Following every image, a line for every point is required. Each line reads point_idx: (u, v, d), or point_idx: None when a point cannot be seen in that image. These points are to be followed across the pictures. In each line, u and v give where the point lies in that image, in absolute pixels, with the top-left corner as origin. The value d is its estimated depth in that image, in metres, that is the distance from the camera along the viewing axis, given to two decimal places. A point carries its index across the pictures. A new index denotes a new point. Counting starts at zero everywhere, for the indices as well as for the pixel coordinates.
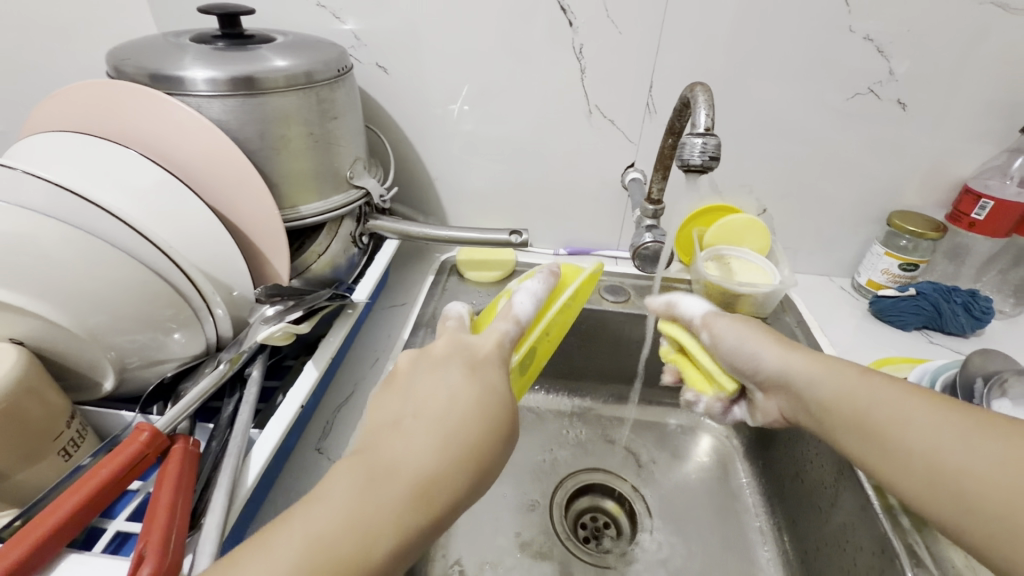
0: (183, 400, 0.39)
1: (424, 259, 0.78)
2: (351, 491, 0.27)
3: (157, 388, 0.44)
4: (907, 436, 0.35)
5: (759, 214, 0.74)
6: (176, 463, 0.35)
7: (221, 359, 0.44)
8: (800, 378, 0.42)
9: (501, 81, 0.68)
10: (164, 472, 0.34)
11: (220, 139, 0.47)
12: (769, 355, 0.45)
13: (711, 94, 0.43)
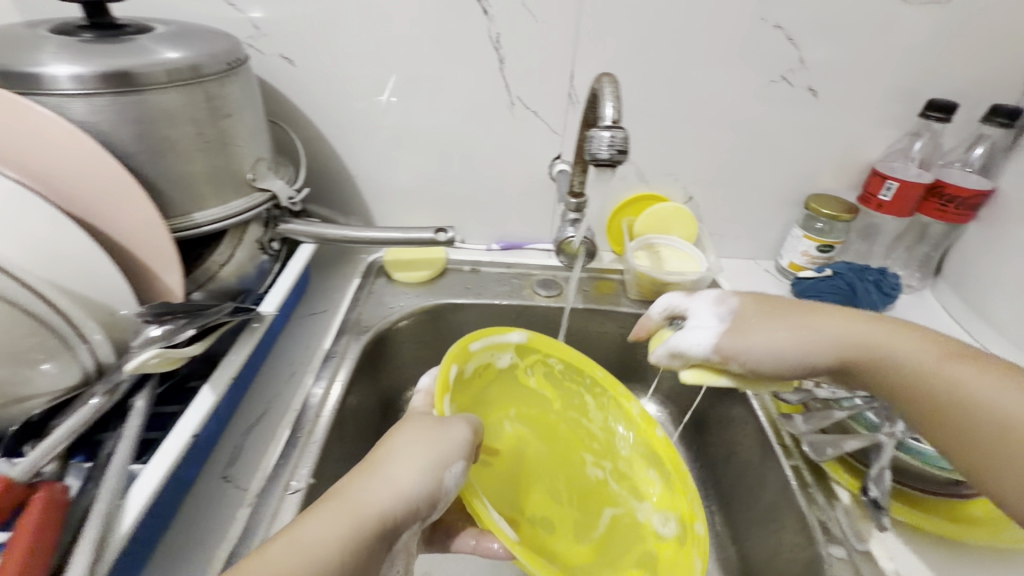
0: (47, 441, 0.35)
1: (349, 262, 0.74)
2: (328, 525, 0.34)
3: (24, 427, 0.40)
4: (945, 391, 0.37)
5: (686, 201, 0.75)
6: (34, 515, 0.31)
7: (96, 393, 0.39)
8: (849, 344, 0.42)
9: (417, 72, 0.65)
10: (19, 527, 0.30)
11: (83, 140, 0.41)
12: (806, 337, 0.42)
13: (617, 85, 0.42)
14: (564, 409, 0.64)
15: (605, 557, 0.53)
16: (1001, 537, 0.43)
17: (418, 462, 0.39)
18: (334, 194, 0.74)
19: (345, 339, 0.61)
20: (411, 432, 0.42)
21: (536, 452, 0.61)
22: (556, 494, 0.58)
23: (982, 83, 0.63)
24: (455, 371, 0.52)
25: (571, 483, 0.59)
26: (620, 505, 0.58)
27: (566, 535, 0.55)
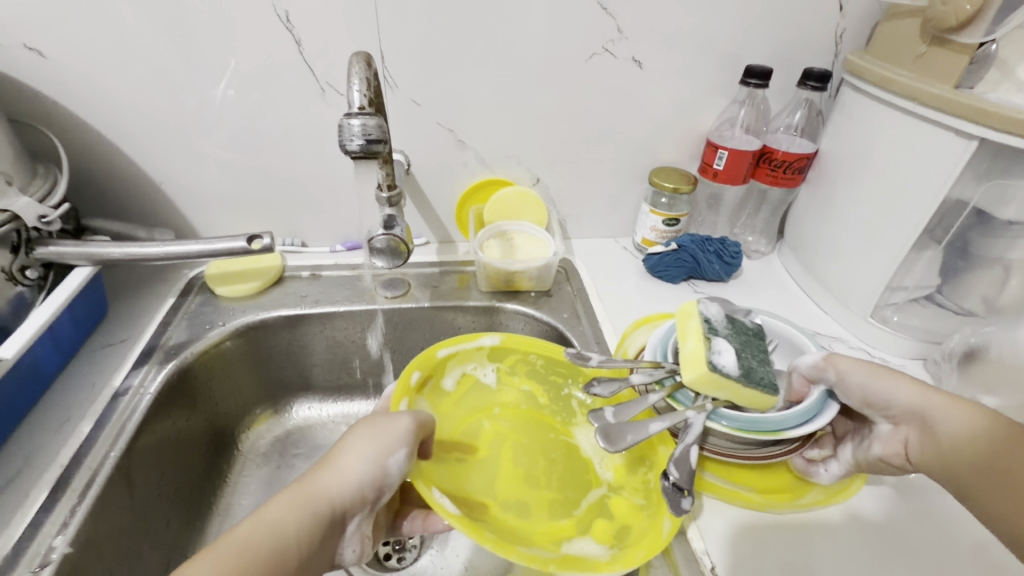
0: None
1: (165, 278, 0.65)
2: (279, 514, 0.35)
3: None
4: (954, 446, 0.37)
5: (534, 183, 0.72)
6: None
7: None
8: (888, 400, 0.41)
9: (205, 57, 0.57)
10: None
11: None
12: (904, 389, 0.41)
13: (366, 64, 0.37)
14: (555, 403, 0.56)
15: (589, 524, 0.46)
16: (801, 503, 0.44)
17: (361, 452, 0.39)
18: (142, 203, 0.65)
19: (145, 367, 0.53)
20: (360, 428, 0.41)
21: (519, 442, 0.53)
22: (543, 474, 0.51)
23: (796, 46, 0.64)
24: (417, 378, 0.51)
25: (549, 465, 0.52)
26: (612, 483, 0.49)
27: (542, 512, 0.47)
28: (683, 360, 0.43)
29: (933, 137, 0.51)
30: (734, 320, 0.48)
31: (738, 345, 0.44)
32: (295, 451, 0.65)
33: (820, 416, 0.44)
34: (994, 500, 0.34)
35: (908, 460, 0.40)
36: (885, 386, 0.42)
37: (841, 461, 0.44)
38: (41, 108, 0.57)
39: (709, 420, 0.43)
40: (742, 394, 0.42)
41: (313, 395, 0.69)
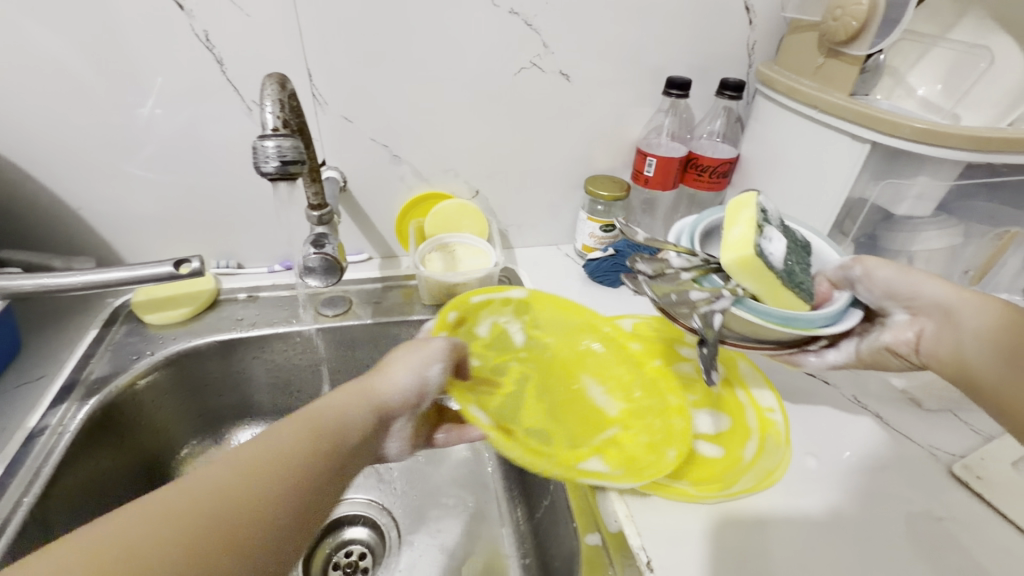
0: None
1: (88, 308, 0.62)
2: (334, 410, 0.37)
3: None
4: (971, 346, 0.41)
5: (473, 195, 0.73)
6: None
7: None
8: (915, 299, 0.44)
9: (120, 77, 0.55)
10: None
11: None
12: (934, 287, 0.44)
13: (280, 86, 0.37)
14: (571, 351, 0.60)
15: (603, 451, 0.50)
16: (730, 492, 0.46)
17: (404, 363, 0.42)
18: (58, 231, 0.62)
19: (65, 405, 0.51)
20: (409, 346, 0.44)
21: (541, 386, 0.57)
22: (564, 411, 0.54)
23: (713, 58, 0.67)
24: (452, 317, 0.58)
25: (568, 404, 0.55)
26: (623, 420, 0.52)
27: (563, 440, 0.51)
28: (731, 243, 0.42)
29: (833, 141, 0.55)
30: (785, 226, 0.48)
31: (787, 246, 0.44)
32: None
33: (839, 321, 0.45)
34: (1006, 384, 0.38)
35: (915, 347, 0.45)
36: (912, 286, 0.45)
37: (840, 350, 0.48)
38: None
39: (735, 305, 0.43)
40: (775, 290, 0.42)
41: (256, 420, 0.66)
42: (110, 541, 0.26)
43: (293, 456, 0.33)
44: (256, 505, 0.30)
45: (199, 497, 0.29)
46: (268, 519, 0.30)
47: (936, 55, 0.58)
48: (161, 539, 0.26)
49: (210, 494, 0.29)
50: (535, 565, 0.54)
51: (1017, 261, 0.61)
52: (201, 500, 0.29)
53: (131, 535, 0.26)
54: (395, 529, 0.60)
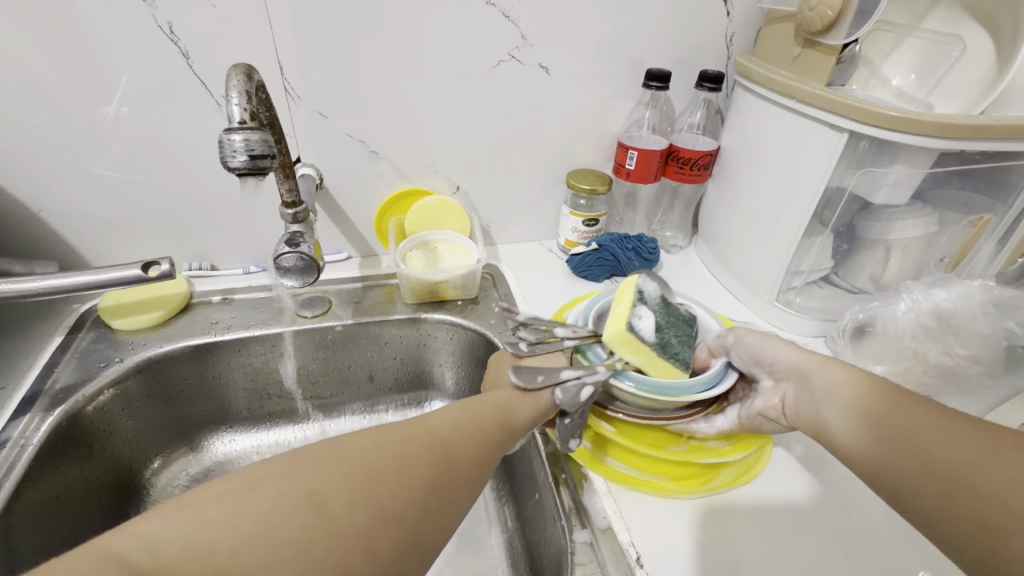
0: None
1: (53, 315, 0.59)
2: (481, 407, 0.40)
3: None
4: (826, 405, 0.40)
5: (454, 192, 0.72)
6: None
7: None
8: (775, 363, 0.45)
9: (81, 72, 0.52)
10: None
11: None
12: (787, 351, 0.45)
13: (246, 77, 0.35)
14: None
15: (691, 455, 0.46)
16: (710, 486, 0.45)
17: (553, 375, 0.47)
18: (18, 235, 0.59)
19: (27, 416, 0.49)
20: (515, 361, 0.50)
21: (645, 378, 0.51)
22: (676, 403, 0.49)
23: (691, 50, 0.67)
24: None
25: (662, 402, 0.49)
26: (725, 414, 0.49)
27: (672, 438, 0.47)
28: (608, 321, 0.47)
29: (811, 132, 0.56)
30: (668, 306, 0.52)
31: (662, 322, 0.49)
32: None
33: (717, 383, 0.47)
34: (864, 445, 0.37)
35: (783, 413, 0.44)
36: (772, 351, 0.45)
37: (727, 418, 0.47)
38: None
39: (615, 376, 0.46)
40: (652, 361, 0.46)
41: (236, 426, 0.64)
42: (243, 493, 0.29)
43: (478, 419, 0.39)
44: (450, 454, 0.35)
45: (324, 460, 0.31)
46: (456, 465, 0.35)
47: (910, 45, 0.59)
48: (288, 493, 0.29)
49: (418, 439, 0.35)
50: (523, 564, 0.53)
51: (991, 247, 0.62)
52: (320, 464, 0.31)
53: (259, 487, 0.29)
54: None
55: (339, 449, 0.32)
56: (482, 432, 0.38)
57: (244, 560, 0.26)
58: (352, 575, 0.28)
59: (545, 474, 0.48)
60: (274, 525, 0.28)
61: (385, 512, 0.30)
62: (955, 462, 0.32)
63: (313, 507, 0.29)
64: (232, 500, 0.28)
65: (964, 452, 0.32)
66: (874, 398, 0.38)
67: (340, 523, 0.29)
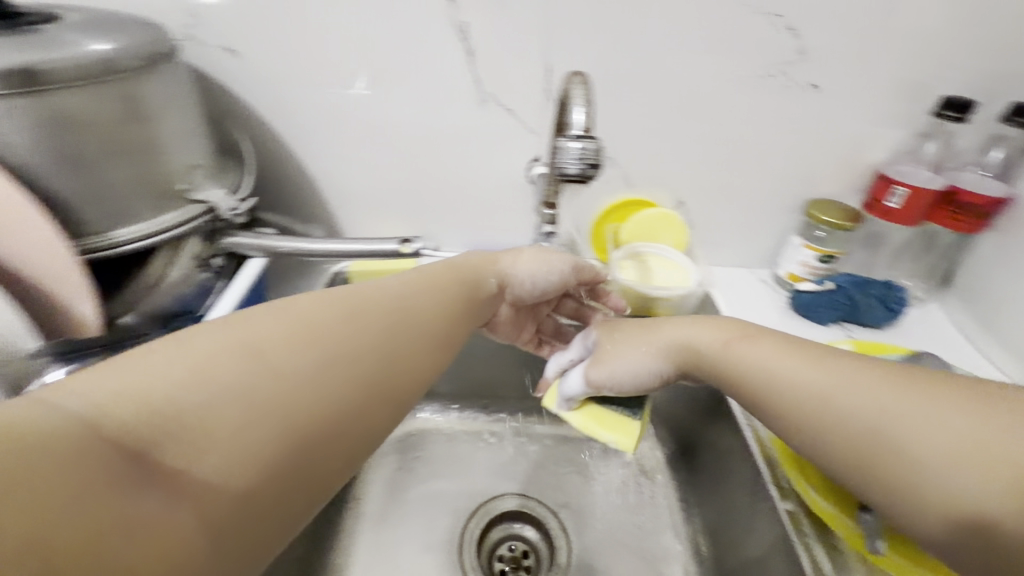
0: None
1: (310, 274, 0.67)
2: (338, 308, 0.34)
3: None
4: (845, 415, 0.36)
5: (676, 207, 0.69)
6: None
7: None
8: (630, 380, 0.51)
9: (383, 65, 0.58)
10: None
11: (16, 199, 0.38)
12: (638, 362, 0.50)
13: (588, 86, 0.36)
14: None
15: None
16: None
17: (524, 264, 0.52)
18: (295, 201, 0.68)
19: None
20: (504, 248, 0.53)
21: None
22: None
23: (1003, 77, 0.57)
24: None
25: None
26: None
27: None
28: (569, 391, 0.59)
29: None
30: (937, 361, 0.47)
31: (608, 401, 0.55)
32: (414, 454, 0.67)
33: None
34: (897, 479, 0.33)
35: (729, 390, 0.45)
36: (624, 367, 0.51)
37: None
38: (222, 105, 0.60)
39: None
40: (602, 418, 0.55)
41: (451, 404, 0.72)
42: (196, 363, 0.26)
43: (393, 316, 0.37)
44: (420, 334, 0.38)
45: (318, 330, 0.32)
46: (436, 343, 0.39)
47: None
48: (247, 371, 0.27)
49: (329, 335, 0.32)
50: None
51: None
52: (318, 331, 0.32)
53: (218, 360, 0.27)
54: (564, 538, 0.60)
55: (338, 314, 0.34)
56: (373, 330, 0.35)
57: (215, 429, 0.25)
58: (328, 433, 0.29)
59: (776, 525, 0.45)
60: (252, 395, 0.27)
61: (372, 379, 0.33)
62: (971, 489, 0.30)
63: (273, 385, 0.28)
64: (216, 356, 0.27)
65: (950, 456, 0.31)
66: (859, 403, 0.36)
67: (333, 381, 0.31)
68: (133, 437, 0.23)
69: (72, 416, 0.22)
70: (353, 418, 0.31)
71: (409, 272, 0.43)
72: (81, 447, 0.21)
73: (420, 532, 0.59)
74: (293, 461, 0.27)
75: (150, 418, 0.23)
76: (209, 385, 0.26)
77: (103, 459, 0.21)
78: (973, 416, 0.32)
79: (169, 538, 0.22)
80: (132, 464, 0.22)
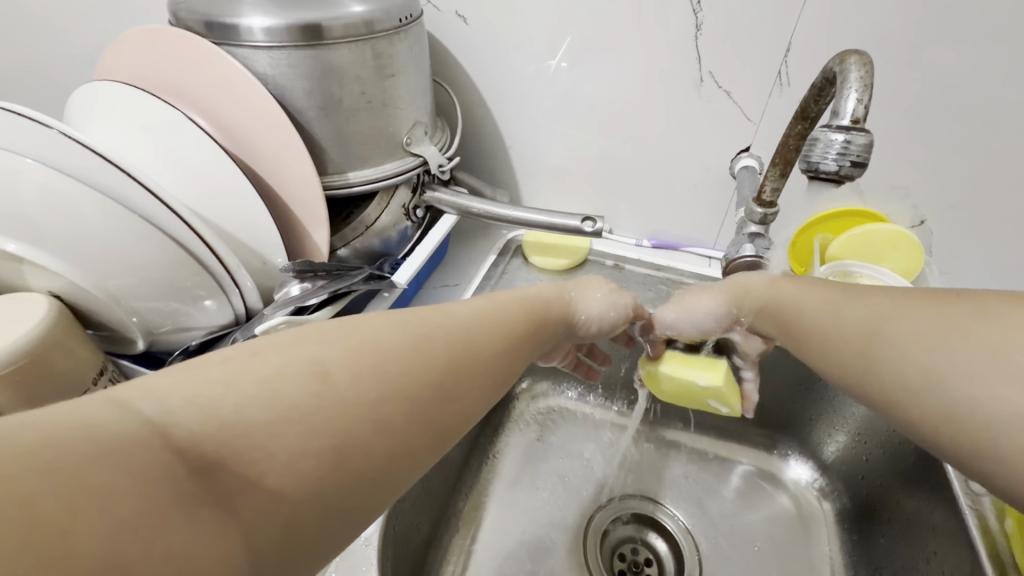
0: None
1: (488, 236, 0.71)
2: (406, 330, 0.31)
3: (183, 352, 0.47)
4: (882, 351, 0.32)
5: (912, 226, 0.57)
6: None
7: (234, 339, 0.45)
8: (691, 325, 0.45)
9: (600, 37, 0.56)
10: None
11: (289, 140, 0.46)
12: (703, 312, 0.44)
13: (870, 70, 0.30)
14: None
15: None
16: None
17: (597, 293, 0.45)
18: (486, 166, 0.71)
19: None
20: (569, 279, 0.46)
21: None
22: None
23: None
24: None
25: None
26: None
27: None
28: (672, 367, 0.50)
29: None
30: None
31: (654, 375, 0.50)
32: (551, 428, 0.66)
33: None
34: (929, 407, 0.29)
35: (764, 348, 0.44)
36: (691, 312, 0.45)
37: None
38: (442, 67, 0.64)
39: None
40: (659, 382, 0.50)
41: (597, 392, 0.68)
42: (266, 374, 0.25)
43: (464, 348, 0.33)
44: (483, 372, 0.33)
45: (376, 354, 0.29)
46: (491, 387, 0.34)
47: None
48: (315, 391, 0.26)
49: (398, 358, 0.29)
50: None
51: None
52: (380, 355, 0.29)
53: (287, 377, 0.25)
54: (695, 562, 0.56)
55: (403, 338, 0.30)
56: (445, 358, 0.31)
57: (273, 447, 0.23)
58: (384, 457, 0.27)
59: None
60: (315, 413, 0.25)
61: (421, 415, 0.29)
62: (942, 361, 0.29)
63: (335, 404, 0.26)
64: (282, 376, 0.25)
65: (919, 335, 0.30)
66: (850, 323, 0.34)
67: (384, 413, 0.27)
68: (202, 450, 0.22)
69: (146, 421, 0.21)
70: (400, 457, 0.28)
71: (479, 299, 0.37)
72: (150, 456, 0.20)
73: (549, 505, 0.59)
74: (338, 494, 0.25)
75: (215, 432, 0.22)
76: (277, 403, 0.24)
77: (166, 469, 0.20)
78: (939, 318, 0.30)
79: (214, 558, 0.20)
80: (195, 479, 0.21)
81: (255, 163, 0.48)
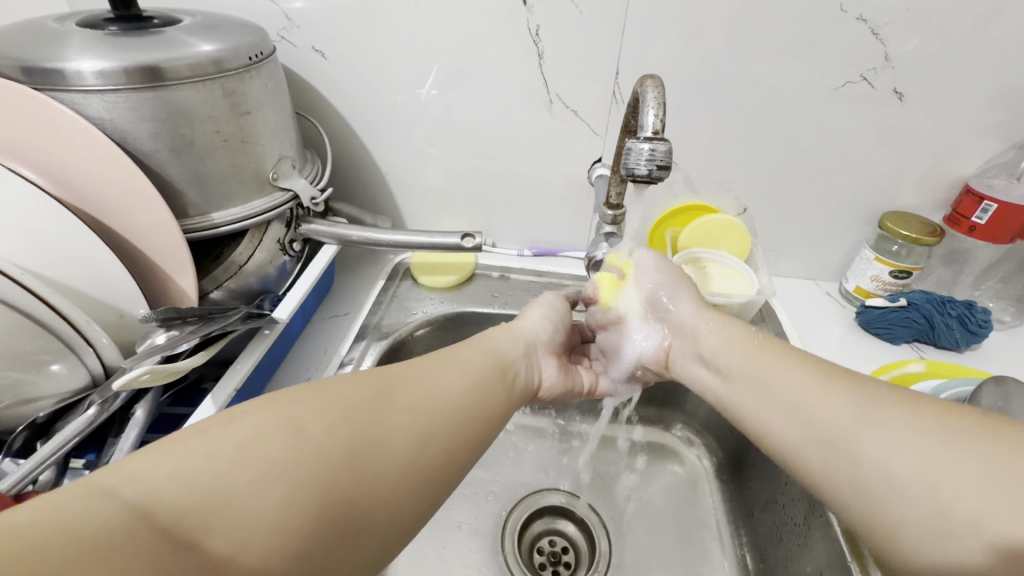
0: (44, 449, 0.39)
1: (376, 263, 0.72)
2: (373, 384, 0.35)
3: (27, 427, 0.41)
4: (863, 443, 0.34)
5: (738, 214, 0.68)
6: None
7: (92, 402, 0.42)
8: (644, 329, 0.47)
9: (456, 67, 0.60)
10: None
11: (135, 185, 0.43)
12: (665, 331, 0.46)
13: (662, 90, 0.37)
14: None
15: None
16: None
17: (538, 317, 0.52)
18: (365, 194, 0.72)
19: (364, 343, 0.60)
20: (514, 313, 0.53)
21: None
22: None
23: None
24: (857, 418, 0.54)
25: None
26: None
27: None
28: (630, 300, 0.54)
29: None
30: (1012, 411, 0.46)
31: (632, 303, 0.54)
32: None
33: None
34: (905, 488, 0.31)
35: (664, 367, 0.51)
36: None
37: None
38: (306, 100, 0.64)
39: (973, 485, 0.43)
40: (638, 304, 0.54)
41: None
42: (242, 440, 0.28)
43: (430, 394, 0.36)
44: (455, 407, 0.37)
45: (349, 410, 0.32)
46: (466, 428, 0.37)
47: None
48: (290, 450, 0.28)
49: (367, 411, 0.33)
50: None
51: None
52: (348, 407, 0.32)
53: (262, 441, 0.28)
54: (604, 537, 0.60)
55: (371, 392, 0.34)
56: (413, 404, 0.35)
57: (257, 510, 0.26)
58: (366, 509, 0.30)
59: (832, 544, 0.45)
60: (293, 471, 0.28)
61: (404, 465, 0.32)
62: (944, 442, 0.31)
63: (312, 461, 0.28)
64: (255, 440, 0.28)
65: (900, 436, 0.32)
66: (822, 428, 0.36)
67: (362, 464, 0.30)
68: (180, 523, 0.23)
69: (127, 504, 0.23)
70: (385, 511, 0.30)
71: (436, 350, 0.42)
72: (133, 535, 0.21)
73: (464, 515, 0.61)
74: (323, 556, 0.27)
75: (197, 500, 0.24)
76: (255, 465, 0.27)
77: (154, 547, 0.21)
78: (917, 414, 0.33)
79: None
80: (181, 549, 0.22)
81: (97, 212, 0.45)
